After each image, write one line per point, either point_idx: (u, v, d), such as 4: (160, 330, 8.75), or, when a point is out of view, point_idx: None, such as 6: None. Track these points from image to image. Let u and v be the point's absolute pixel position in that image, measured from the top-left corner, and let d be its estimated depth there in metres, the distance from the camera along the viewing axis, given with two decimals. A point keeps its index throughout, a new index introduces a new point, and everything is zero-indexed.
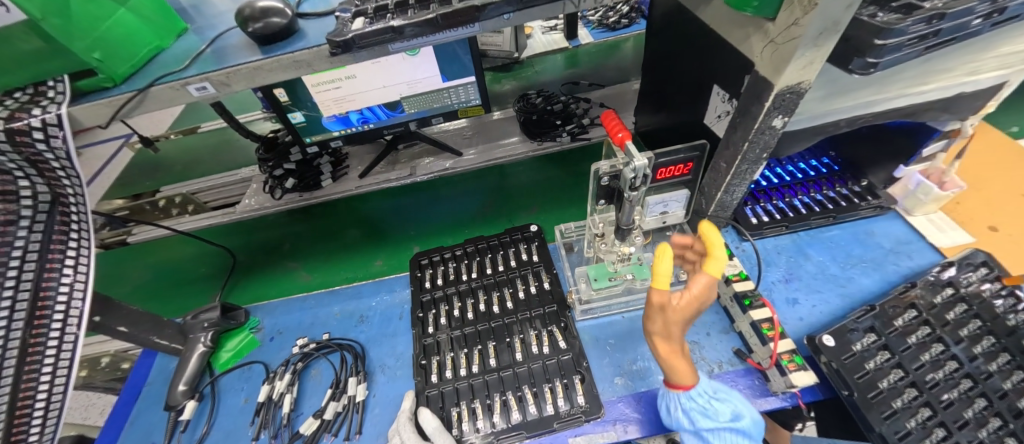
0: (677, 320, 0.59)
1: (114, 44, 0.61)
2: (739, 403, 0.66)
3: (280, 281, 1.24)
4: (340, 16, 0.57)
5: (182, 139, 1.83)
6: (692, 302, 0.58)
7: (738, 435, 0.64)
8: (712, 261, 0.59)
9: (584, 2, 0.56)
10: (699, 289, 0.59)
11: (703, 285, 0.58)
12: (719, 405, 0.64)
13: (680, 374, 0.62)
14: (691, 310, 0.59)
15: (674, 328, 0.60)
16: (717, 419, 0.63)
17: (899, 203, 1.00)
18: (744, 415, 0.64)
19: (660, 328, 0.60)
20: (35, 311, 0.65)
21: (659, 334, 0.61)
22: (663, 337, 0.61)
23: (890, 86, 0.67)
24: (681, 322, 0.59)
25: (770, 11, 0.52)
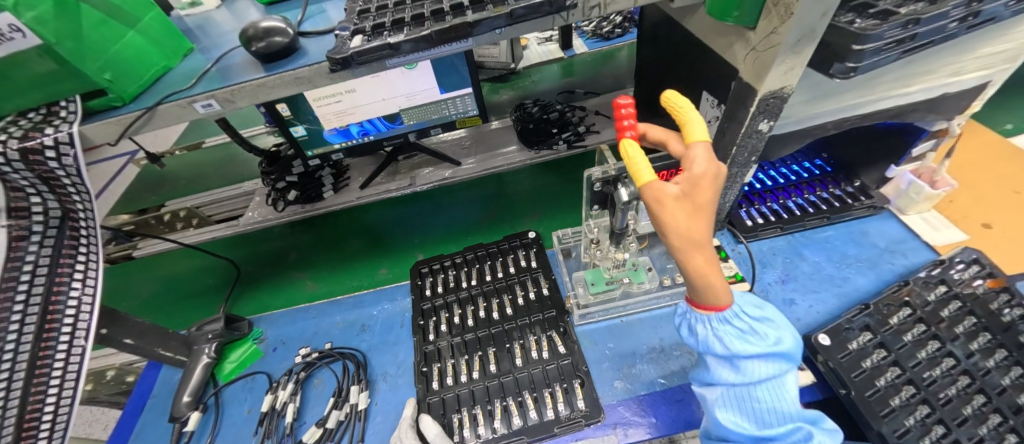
0: (698, 204, 0.48)
1: (123, 65, 0.63)
2: (775, 323, 0.58)
3: (287, 290, 1.24)
4: (339, 34, 0.59)
5: (186, 155, 1.86)
6: (704, 169, 0.49)
7: (779, 359, 0.56)
8: (689, 128, 0.52)
9: (573, 15, 0.58)
10: (705, 158, 0.49)
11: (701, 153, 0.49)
12: (760, 328, 0.55)
13: (716, 291, 0.52)
14: (706, 188, 0.49)
15: (700, 223, 0.49)
16: (760, 343, 0.55)
17: (893, 203, 1.02)
18: (784, 336, 0.56)
19: (688, 226, 0.48)
20: (44, 325, 0.67)
21: (686, 243, 0.49)
22: (694, 248, 0.49)
23: (875, 89, 0.68)
24: (703, 208, 0.49)
25: (751, 20, 0.54)
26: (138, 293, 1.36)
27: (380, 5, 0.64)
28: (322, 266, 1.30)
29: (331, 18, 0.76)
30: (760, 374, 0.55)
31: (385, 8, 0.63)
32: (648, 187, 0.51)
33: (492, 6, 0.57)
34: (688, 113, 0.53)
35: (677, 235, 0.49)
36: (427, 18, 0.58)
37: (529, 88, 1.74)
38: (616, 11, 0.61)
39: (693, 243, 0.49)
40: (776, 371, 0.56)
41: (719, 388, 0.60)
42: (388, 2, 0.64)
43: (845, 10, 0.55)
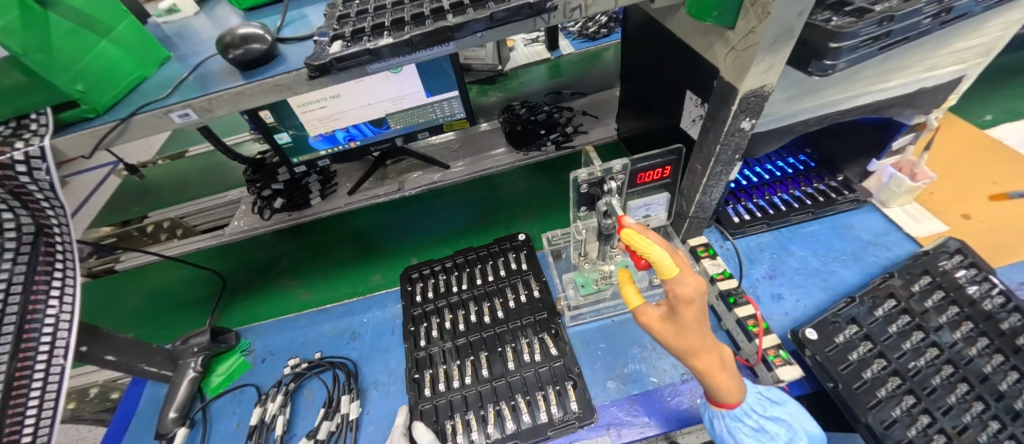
0: (689, 326, 0.54)
1: (96, 76, 0.62)
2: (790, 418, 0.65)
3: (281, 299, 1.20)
4: (318, 40, 0.58)
5: (169, 164, 1.82)
6: (686, 299, 0.53)
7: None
8: (660, 265, 0.54)
9: (555, 17, 0.58)
10: (687, 292, 0.53)
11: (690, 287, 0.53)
12: (775, 430, 0.63)
13: (721, 389, 0.59)
14: (694, 310, 0.53)
15: (696, 340, 0.55)
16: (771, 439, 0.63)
17: (875, 196, 1.03)
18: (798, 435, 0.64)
19: (683, 344, 0.55)
20: (20, 343, 0.64)
21: (686, 356, 0.56)
22: (694, 356, 0.56)
23: (853, 85, 0.69)
24: (696, 326, 0.55)
25: (729, 20, 0.55)
26: (120, 307, 1.32)
27: (359, 10, 0.63)
28: (314, 273, 1.26)
29: (312, 23, 0.75)
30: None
31: (365, 13, 0.63)
32: (638, 312, 0.58)
33: (473, 10, 0.56)
34: (652, 248, 0.54)
35: (676, 350, 0.56)
36: (408, 22, 0.57)
37: (516, 90, 1.73)
38: (598, 12, 0.61)
39: (691, 356, 0.56)
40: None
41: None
42: (368, 7, 0.63)
43: (822, 8, 0.55)
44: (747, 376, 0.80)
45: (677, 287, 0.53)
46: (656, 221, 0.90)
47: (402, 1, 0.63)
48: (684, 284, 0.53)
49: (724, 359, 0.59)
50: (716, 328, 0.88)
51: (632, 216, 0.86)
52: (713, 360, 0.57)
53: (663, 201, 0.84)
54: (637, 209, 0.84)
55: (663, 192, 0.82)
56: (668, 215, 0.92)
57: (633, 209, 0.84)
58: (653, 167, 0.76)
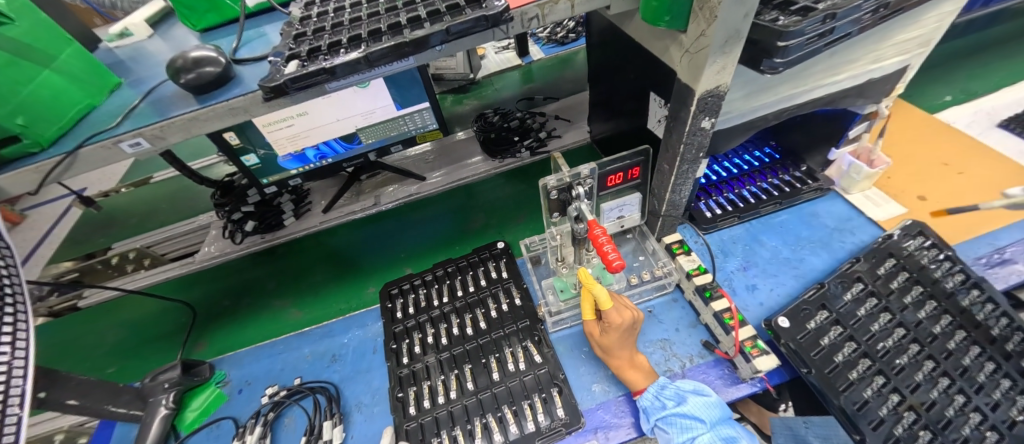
0: (613, 340, 0.76)
1: (39, 107, 0.59)
2: (688, 391, 0.73)
3: (271, 322, 1.16)
4: (273, 60, 0.57)
5: (135, 191, 1.75)
6: (615, 326, 0.74)
7: (688, 418, 0.70)
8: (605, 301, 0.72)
9: (513, 28, 0.59)
10: (614, 322, 0.73)
11: (610, 316, 0.73)
12: (664, 397, 0.73)
13: (633, 383, 0.76)
14: (618, 333, 0.75)
15: (617, 351, 0.77)
16: (666, 407, 0.72)
17: (837, 184, 1.07)
18: (688, 399, 0.71)
19: (601, 342, 0.78)
20: None
21: (609, 358, 0.79)
22: (606, 350, 0.78)
23: (806, 80, 0.72)
24: (621, 342, 0.76)
25: (681, 24, 0.56)
26: (84, 344, 1.23)
27: (317, 28, 0.62)
28: (300, 291, 1.23)
29: (270, 42, 0.74)
30: (677, 435, 0.69)
31: (322, 30, 0.62)
32: (588, 324, 0.79)
33: (430, 24, 0.56)
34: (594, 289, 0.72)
35: (602, 352, 0.80)
36: (365, 39, 0.57)
37: (488, 98, 1.73)
38: (556, 20, 0.61)
39: (612, 356, 0.78)
40: (688, 429, 0.69)
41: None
42: (325, 24, 0.62)
43: (769, 8, 0.58)
44: (728, 368, 0.81)
45: (609, 315, 0.73)
46: (630, 221, 0.91)
47: (360, 17, 0.62)
48: (613, 313, 0.74)
49: (639, 361, 0.79)
50: (695, 323, 0.89)
51: (606, 218, 0.87)
52: (628, 362, 0.78)
53: (635, 202, 0.85)
54: (611, 211, 0.85)
55: (635, 193, 0.83)
56: (642, 215, 0.92)
57: (607, 211, 0.85)
58: (622, 169, 0.77)
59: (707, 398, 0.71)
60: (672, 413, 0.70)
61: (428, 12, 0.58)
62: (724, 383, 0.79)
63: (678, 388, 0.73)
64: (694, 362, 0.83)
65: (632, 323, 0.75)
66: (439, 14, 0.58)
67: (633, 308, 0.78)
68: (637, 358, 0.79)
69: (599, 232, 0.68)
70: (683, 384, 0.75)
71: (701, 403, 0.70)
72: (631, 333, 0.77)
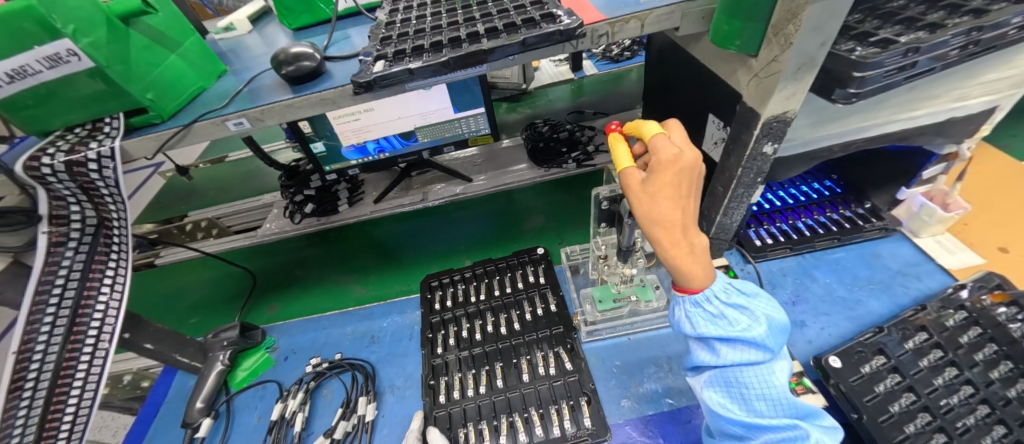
0: (664, 176, 0.50)
1: (164, 85, 0.68)
2: (758, 309, 0.57)
3: (338, 294, 1.26)
4: (363, 59, 0.63)
5: (210, 168, 1.93)
6: (672, 156, 0.50)
7: (749, 343, 0.55)
8: (648, 128, 0.55)
9: (582, 43, 0.62)
10: (664, 151, 0.51)
11: (666, 146, 0.51)
12: (730, 307, 0.55)
13: (689, 274, 0.53)
14: (678, 178, 0.50)
15: (666, 201, 0.50)
16: (732, 328, 0.54)
17: (904, 225, 1.01)
18: (760, 321, 0.55)
19: (655, 209, 0.50)
20: (73, 328, 0.70)
21: (652, 215, 0.50)
22: (658, 223, 0.50)
23: (880, 113, 0.70)
24: (678, 189, 0.51)
25: (752, 49, 0.57)
26: (156, 300, 1.39)
27: (401, 33, 0.68)
28: (370, 269, 1.32)
29: (355, 43, 0.81)
30: (732, 357, 0.55)
31: (405, 35, 0.67)
32: (625, 173, 0.54)
33: (507, 35, 0.60)
34: (642, 120, 0.56)
35: (641, 208, 0.51)
36: (445, 45, 0.61)
37: (540, 109, 1.78)
38: (623, 39, 0.64)
39: (655, 211, 0.50)
40: (753, 357, 0.55)
41: (705, 371, 0.59)
42: (408, 30, 0.68)
43: (846, 38, 0.57)
44: None
45: (655, 144, 0.52)
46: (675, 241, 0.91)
47: (441, 25, 0.67)
48: (662, 141, 0.52)
49: (697, 247, 0.53)
50: None
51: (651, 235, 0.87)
52: (681, 234, 0.51)
53: None
54: None
55: None
56: None
57: None
58: None
59: (776, 319, 0.57)
60: (735, 335, 0.54)
61: (504, 24, 0.62)
62: None
63: (739, 300, 0.56)
64: None
65: (696, 164, 0.50)
66: (514, 26, 0.62)
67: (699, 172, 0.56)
68: (693, 237, 0.53)
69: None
70: (741, 291, 0.58)
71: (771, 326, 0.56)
72: (690, 185, 0.51)
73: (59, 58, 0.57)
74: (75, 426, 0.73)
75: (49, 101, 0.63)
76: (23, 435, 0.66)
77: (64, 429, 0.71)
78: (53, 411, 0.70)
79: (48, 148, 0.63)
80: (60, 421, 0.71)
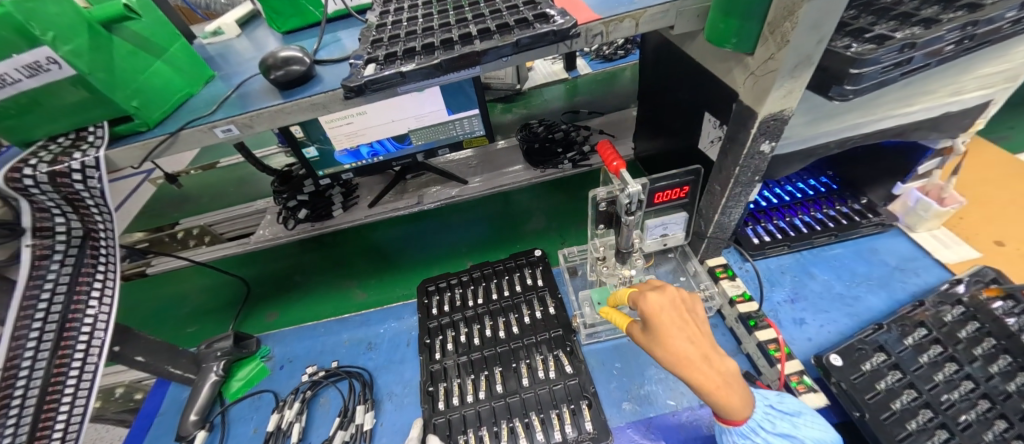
0: (665, 328, 0.57)
1: (150, 93, 0.66)
2: (803, 431, 0.61)
3: (337, 300, 1.24)
4: (353, 63, 0.61)
5: (201, 175, 1.91)
6: (661, 307, 0.58)
7: None
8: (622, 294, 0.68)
9: (577, 43, 0.61)
10: (652, 306, 0.58)
11: (653, 302, 0.59)
12: (779, 438, 0.58)
13: (728, 408, 0.55)
14: (671, 322, 0.57)
15: (679, 346, 0.55)
16: None
17: (900, 220, 1.01)
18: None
19: (671, 353, 0.56)
20: (60, 342, 0.68)
21: (674, 358, 0.56)
22: (682, 367, 0.55)
23: (876, 108, 0.70)
24: (684, 331, 0.57)
25: (748, 47, 0.56)
26: (148, 310, 1.37)
27: (392, 35, 0.67)
28: (368, 273, 1.30)
29: (346, 46, 0.79)
30: None
31: (396, 37, 0.66)
32: (627, 329, 0.64)
33: (500, 35, 0.59)
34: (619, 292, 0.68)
35: (664, 357, 0.56)
36: (437, 47, 0.60)
37: (534, 109, 1.77)
38: (618, 38, 0.63)
39: (674, 355, 0.55)
40: None
41: None
42: (399, 32, 0.67)
43: (841, 35, 0.57)
44: None
45: (636, 299, 0.60)
46: (674, 240, 0.90)
47: (432, 27, 0.66)
48: (641, 294, 0.60)
49: (729, 375, 0.55)
50: (735, 351, 0.86)
51: (650, 235, 0.86)
52: (708, 370, 0.54)
53: (681, 221, 0.84)
54: (655, 228, 0.85)
55: (681, 212, 0.83)
56: (686, 235, 0.91)
57: (650, 228, 0.84)
58: (670, 187, 0.76)
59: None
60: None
61: (497, 25, 0.61)
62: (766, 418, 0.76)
63: (787, 426, 0.60)
64: None
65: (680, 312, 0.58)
66: (507, 26, 0.61)
67: (687, 297, 0.63)
68: (718, 363, 0.55)
69: (621, 168, 0.66)
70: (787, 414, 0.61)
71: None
72: (690, 324, 0.58)
73: (39, 67, 0.55)
74: (67, 438, 0.70)
75: (31, 110, 0.61)
76: (15, 440, 0.64)
77: (58, 432, 0.69)
78: (42, 426, 0.67)
79: (31, 159, 0.62)
80: (52, 431, 0.69)
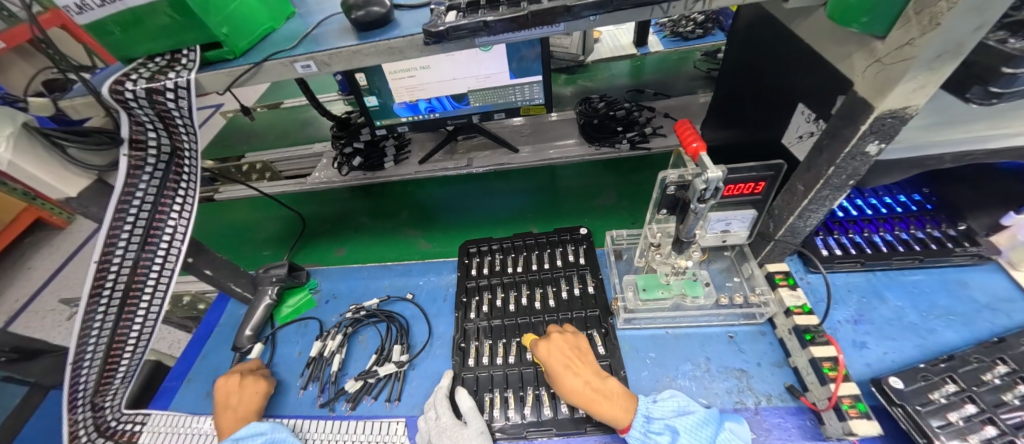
0: (559, 368, 0.76)
1: (239, 22, 0.68)
2: (678, 421, 0.70)
3: (403, 246, 1.29)
4: (434, 8, 0.60)
5: (268, 112, 2.00)
6: (552, 351, 0.79)
7: None
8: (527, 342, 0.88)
9: (673, 8, 0.56)
10: (543, 352, 0.79)
11: (543, 349, 0.79)
12: (653, 433, 0.70)
13: (614, 418, 0.71)
14: (558, 361, 0.77)
15: (570, 382, 0.74)
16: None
17: (1002, 254, 0.89)
18: (678, 429, 0.69)
19: (565, 388, 0.74)
20: (145, 245, 0.76)
21: (568, 392, 0.74)
22: (574, 399, 0.73)
23: (1011, 122, 0.61)
24: (571, 367, 0.76)
25: (881, 28, 0.49)
26: (215, 231, 1.49)
27: None
28: (434, 227, 1.34)
29: None
30: None
31: None
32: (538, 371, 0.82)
33: None
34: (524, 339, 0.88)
35: (562, 393, 0.75)
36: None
37: (598, 84, 1.70)
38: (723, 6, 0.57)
39: (569, 390, 0.74)
40: None
41: None
42: None
43: (996, 26, 0.49)
44: (811, 420, 0.73)
45: (534, 348, 0.80)
46: (734, 238, 0.85)
47: None
48: (537, 345, 0.81)
49: (609, 392, 0.74)
50: (782, 363, 0.81)
51: (709, 229, 0.81)
52: (593, 395, 0.73)
53: (747, 218, 0.79)
54: (715, 222, 0.80)
55: (750, 209, 0.77)
56: (749, 235, 0.85)
57: (711, 221, 0.80)
58: (744, 180, 0.71)
59: (698, 417, 0.70)
60: None
61: None
62: (803, 434, 0.72)
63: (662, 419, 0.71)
64: (772, 403, 0.77)
65: (566, 351, 0.79)
66: None
67: (574, 337, 0.83)
68: (602, 387, 0.74)
69: (702, 150, 0.62)
70: (662, 409, 0.73)
71: (689, 427, 0.69)
72: (575, 362, 0.77)
73: None
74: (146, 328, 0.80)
75: (136, 28, 0.65)
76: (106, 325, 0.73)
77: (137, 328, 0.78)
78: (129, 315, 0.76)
79: (132, 74, 0.66)
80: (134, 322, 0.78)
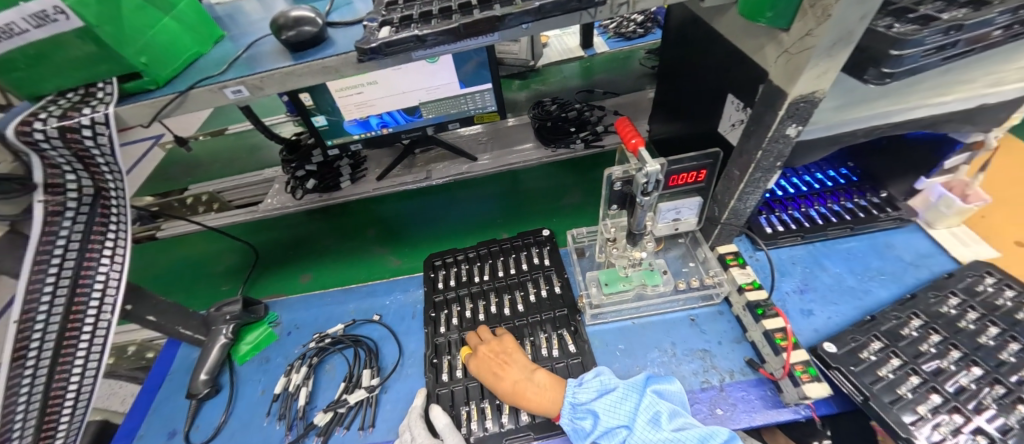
0: (487, 379, 0.80)
1: (160, 50, 0.65)
2: (599, 400, 0.72)
3: (373, 265, 1.26)
4: (367, 25, 0.59)
5: (210, 141, 1.90)
6: (479, 364, 0.82)
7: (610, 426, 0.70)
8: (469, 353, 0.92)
9: (600, 12, 0.58)
10: (473, 367, 0.83)
11: (472, 363, 0.83)
12: (577, 418, 0.73)
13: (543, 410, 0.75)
14: (485, 371, 0.81)
15: (499, 388, 0.78)
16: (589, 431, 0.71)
17: (920, 216, 0.98)
18: (597, 408, 0.71)
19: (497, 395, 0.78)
20: (74, 297, 0.70)
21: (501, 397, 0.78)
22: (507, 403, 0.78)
23: (908, 97, 0.67)
24: (497, 372, 0.80)
25: (784, 22, 0.54)
26: (161, 271, 1.40)
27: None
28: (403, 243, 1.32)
29: (359, 9, 0.77)
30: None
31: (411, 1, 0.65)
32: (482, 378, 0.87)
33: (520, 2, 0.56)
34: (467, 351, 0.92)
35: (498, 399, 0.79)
36: (455, 12, 0.58)
37: (549, 87, 1.74)
38: (646, 8, 0.60)
39: (500, 395, 0.78)
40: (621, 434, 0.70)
41: None
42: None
43: (883, 14, 0.54)
44: (770, 390, 0.78)
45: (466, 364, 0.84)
46: (685, 225, 0.89)
47: None
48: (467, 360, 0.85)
49: (536, 386, 0.77)
50: (739, 339, 0.86)
51: (661, 219, 0.85)
52: (521, 394, 0.76)
53: (694, 206, 0.82)
54: (666, 212, 0.83)
55: (695, 197, 0.81)
56: (698, 220, 0.90)
57: (662, 212, 0.83)
58: (687, 170, 0.75)
59: (614, 395, 0.72)
60: (595, 433, 0.71)
61: None
62: (765, 404, 0.76)
63: (583, 402, 0.73)
64: (734, 378, 0.80)
65: (491, 358, 0.82)
66: None
67: (499, 342, 0.86)
68: (528, 384, 0.77)
69: (641, 146, 0.65)
70: (584, 391, 0.74)
71: (608, 405, 0.71)
72: (500, 366, 0.81)
73: (46, 17, 0.53)
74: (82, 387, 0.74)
75: (41, 63, 0.60)
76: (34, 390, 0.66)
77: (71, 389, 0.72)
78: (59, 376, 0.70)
79: (41, 113, 0.61)
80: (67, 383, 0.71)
